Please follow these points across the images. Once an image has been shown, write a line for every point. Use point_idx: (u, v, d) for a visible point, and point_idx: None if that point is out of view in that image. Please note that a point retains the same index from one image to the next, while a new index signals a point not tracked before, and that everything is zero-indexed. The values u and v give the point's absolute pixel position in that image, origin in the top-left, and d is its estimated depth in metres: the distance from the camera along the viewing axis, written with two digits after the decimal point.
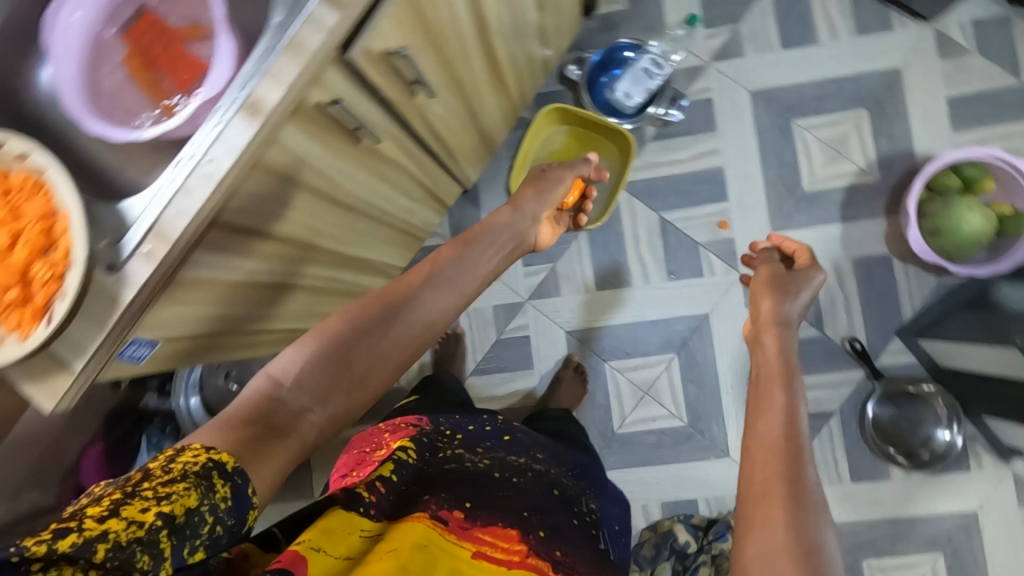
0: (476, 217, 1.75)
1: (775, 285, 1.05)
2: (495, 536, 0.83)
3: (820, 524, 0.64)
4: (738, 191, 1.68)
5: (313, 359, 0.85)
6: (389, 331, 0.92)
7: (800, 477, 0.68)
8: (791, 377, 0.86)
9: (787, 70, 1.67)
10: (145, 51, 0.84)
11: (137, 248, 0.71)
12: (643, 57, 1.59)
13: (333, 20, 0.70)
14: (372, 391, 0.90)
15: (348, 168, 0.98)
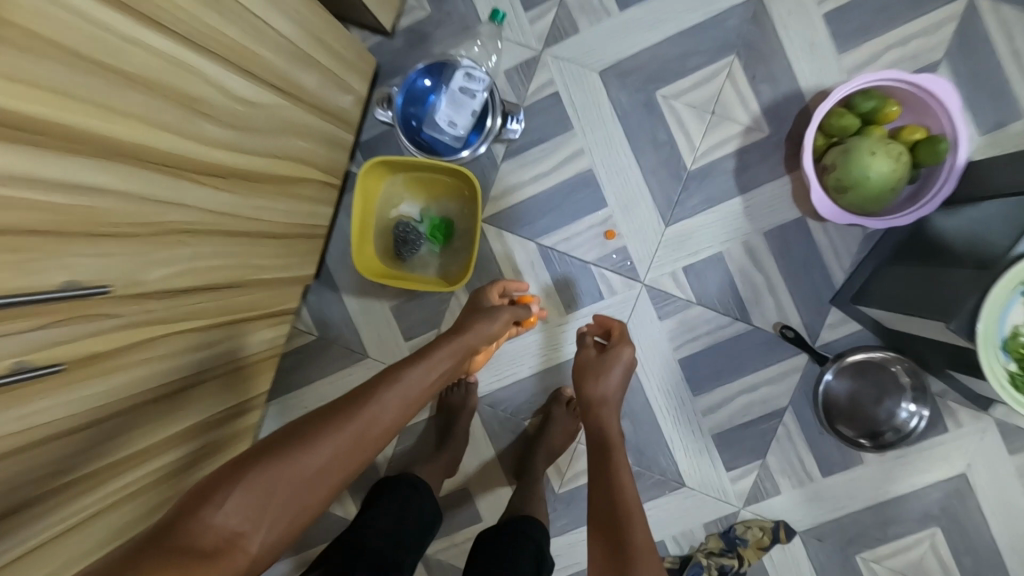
0: (337, 302, 1.51)
1: (589, 368, 1.16)
2: None
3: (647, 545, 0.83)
4: (617, 191, 1.42)
5: (250, 476, 0.70)
6: (339, 434, 0.78)
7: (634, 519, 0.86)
8: (613, 449, 1.01)
9: (632, 34, 1.39)
10: None
11: None
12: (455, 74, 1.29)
13: None
14: (310, 513, 0.75)
15: (47, 406, 0.74)
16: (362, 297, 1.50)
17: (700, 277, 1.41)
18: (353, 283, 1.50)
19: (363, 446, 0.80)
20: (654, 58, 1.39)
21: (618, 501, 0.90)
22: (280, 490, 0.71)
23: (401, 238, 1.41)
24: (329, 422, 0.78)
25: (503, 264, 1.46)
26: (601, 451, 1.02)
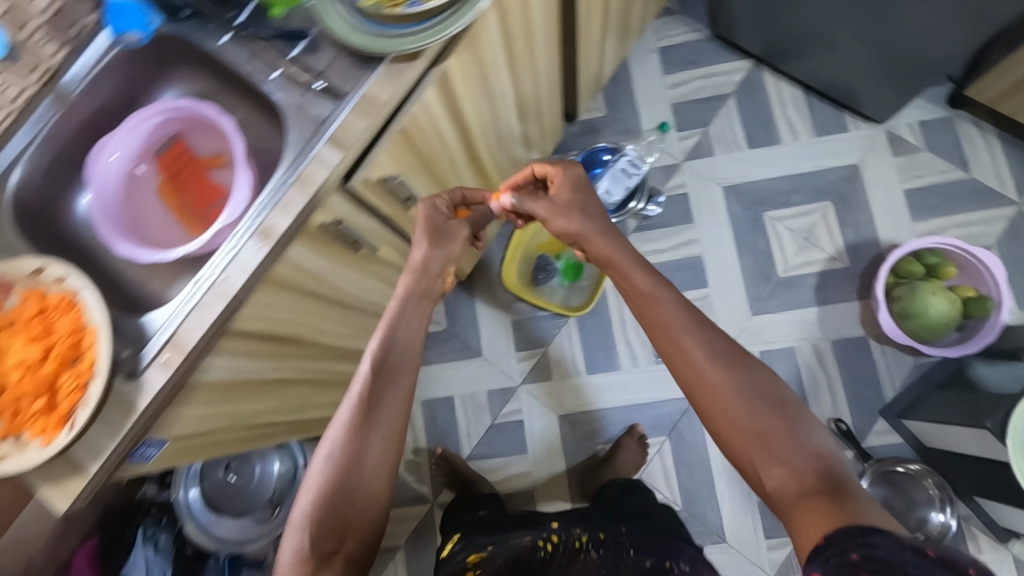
0: (470, 304, 1.84)
1: (555, 208, 1.01)
2: None
3: (809, 431, 0.83)
4: (718, 278, 1.76)
5: (310, 504, 0.79)
6: (356, 432, 0.82)
7: (774, 395, 0.85)
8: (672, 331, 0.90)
9: (755, 167, 1.81)
10: (177, 179, 0.95)
11: (154, 358, 0.79)
12: (621, 158, 1.71)
13: (338, 158, 0.81)
14: (378, 505, 0.82)
15: (349, 274, 1.05)
16: (492, 307, 1.83)
17: (772, 363, 1.70)
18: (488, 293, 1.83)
19: (376, 438, 0.83)
20: (769, 188, 1.80)
21: (730, 420, 0.84)
22: (341, 509, 0.79)
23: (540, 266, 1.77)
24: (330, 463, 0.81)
25: (614, 312, 1.78)
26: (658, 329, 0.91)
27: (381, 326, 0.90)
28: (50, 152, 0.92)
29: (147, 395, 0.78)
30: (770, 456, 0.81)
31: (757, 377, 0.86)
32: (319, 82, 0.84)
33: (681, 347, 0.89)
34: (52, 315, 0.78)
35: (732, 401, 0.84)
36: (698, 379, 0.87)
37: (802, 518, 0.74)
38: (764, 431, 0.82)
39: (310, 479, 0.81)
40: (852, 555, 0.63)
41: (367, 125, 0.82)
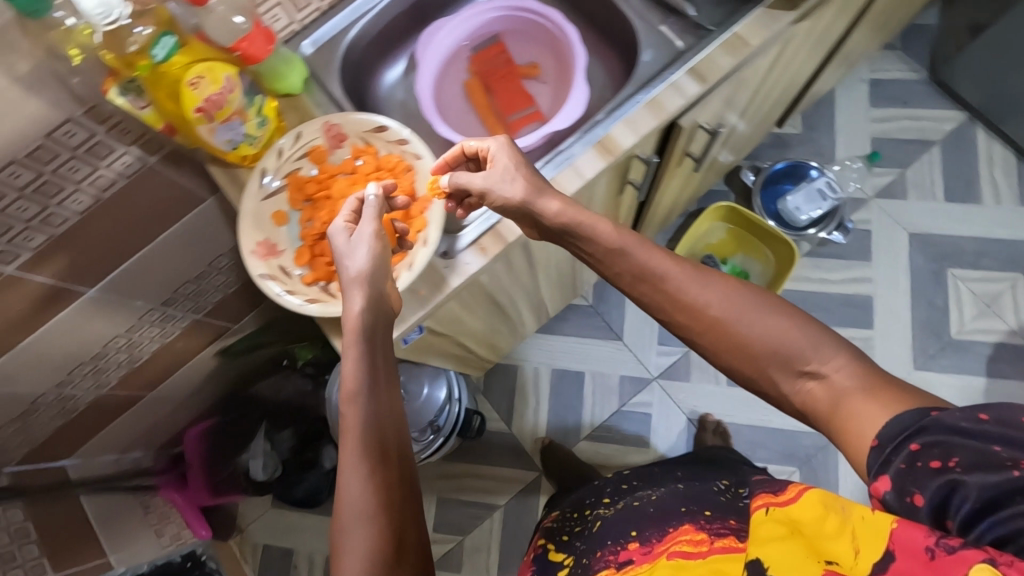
0: (620, 287, 1.80)
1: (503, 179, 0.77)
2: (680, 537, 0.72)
3: (757, 318, 0.69)
4: (886, 323, 1.69)
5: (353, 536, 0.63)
6: (377, 429, 0.68)
7: (733, 317, 0.70)
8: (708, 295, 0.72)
9: (947, 221, 1.74)
10: (486, 76, 0.94)
11: (472, 241, 0.78)
12: (820, 178, 1.67)
13: (696, 89, 0.78)
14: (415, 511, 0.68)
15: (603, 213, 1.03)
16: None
17: None
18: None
19: (387, 404, 0.70)
20: (958, 245, 1.72)
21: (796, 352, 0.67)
22: (394, 510, 0.65)
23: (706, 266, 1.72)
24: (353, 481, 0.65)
25: None
26: (705, 324, 0.71)
27: (355, 332, 0.68)
28: (376, 25, 0.91)
29: (458, 275, 0.76)
30: (790, 367, 0.68)
31: (679, 283, 0.73)
32: (692, 9, 0.81)
33: (671, 281, 0.73)
34: (388, 178, 0.79)
35: (742, 327, 0.69)
36: (682, 299, 0.73)
37: (845, 424, 0.63)
38: (776, 348, 0.68)
39: (359, 517, 0.63)
40: (931, 462, 0.54)
41: (730, 63, 0.78)
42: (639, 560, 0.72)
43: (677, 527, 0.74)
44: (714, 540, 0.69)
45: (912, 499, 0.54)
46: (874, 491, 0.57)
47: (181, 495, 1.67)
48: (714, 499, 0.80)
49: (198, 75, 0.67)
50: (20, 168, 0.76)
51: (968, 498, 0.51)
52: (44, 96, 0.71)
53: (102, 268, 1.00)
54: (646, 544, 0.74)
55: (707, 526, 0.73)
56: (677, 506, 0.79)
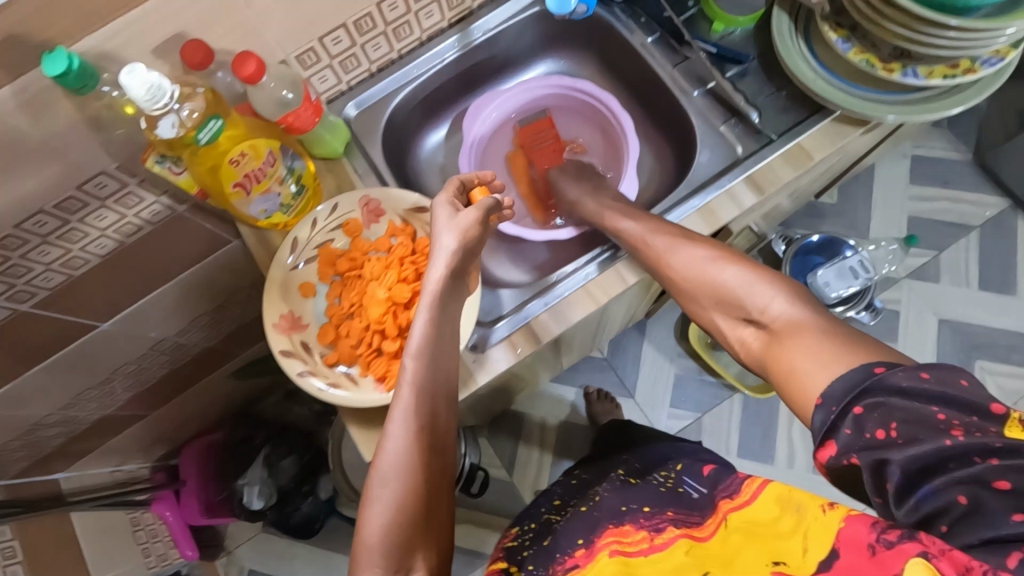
0: (636, 342, 1.75)
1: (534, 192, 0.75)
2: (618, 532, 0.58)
3: (712, 268, 0.67)
4: None
5: (397, 472, 0.57)
6: (424, 393, 0.60)
7: (712, 281, 0.66)
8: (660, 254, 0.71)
9: (981, 311, 1.68)
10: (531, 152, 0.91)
11: (504, 337, 0.74)
12: (853, 255, 1.58)
13: (752, 201, 0.75)
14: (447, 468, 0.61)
15: (636, 298, 0.97)
16: (657, 352, 1.72)
17: None
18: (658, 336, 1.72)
19: (440, 369, 0.63)
20: (989, 338, 1.66)
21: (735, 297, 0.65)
22: (426, 477, 0.58)
23: None
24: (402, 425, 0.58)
25: (785, 406, 1.65)
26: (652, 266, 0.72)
27: (433, 299, 0.62)
28: (422, 89, 0.88)
29: (486, 372, 0.73)
30: (736, 312, 0.64)
31: (659, 251, 0.71)
32: (755, 115, 0.76)
33: (658, 247, 0.72)
34: (425, 262, 0.75)
35: (712, 283, 0.67)
36: (663, 260, 0.71)
37: (780, 365, 0.57)
38: (738, 301, 0.65)
39: (389, 477, 0.57)
40: (874, 431, 0.45)
41: (791, 177, 0.75)
42: (584, 564, 0.57)
43: (616, 525, 0.59)
44: (654, 536, 0.56)
45: (848, 463, 0.46)
46: (817, 455, 0.49)
47: (172, 512, 1.51)
48: (654, 492, 0.65)
49: (242, 152, 0.64)
50: (47, 217, 0.74)
51: (896, 469, 0.43)
52: (79, 152, 0.68)
53: (119, 305, 0.97)
54: (592, 544, 0.59)
55: (646, 522, 0.58)
56: (618, 504, 0.63)
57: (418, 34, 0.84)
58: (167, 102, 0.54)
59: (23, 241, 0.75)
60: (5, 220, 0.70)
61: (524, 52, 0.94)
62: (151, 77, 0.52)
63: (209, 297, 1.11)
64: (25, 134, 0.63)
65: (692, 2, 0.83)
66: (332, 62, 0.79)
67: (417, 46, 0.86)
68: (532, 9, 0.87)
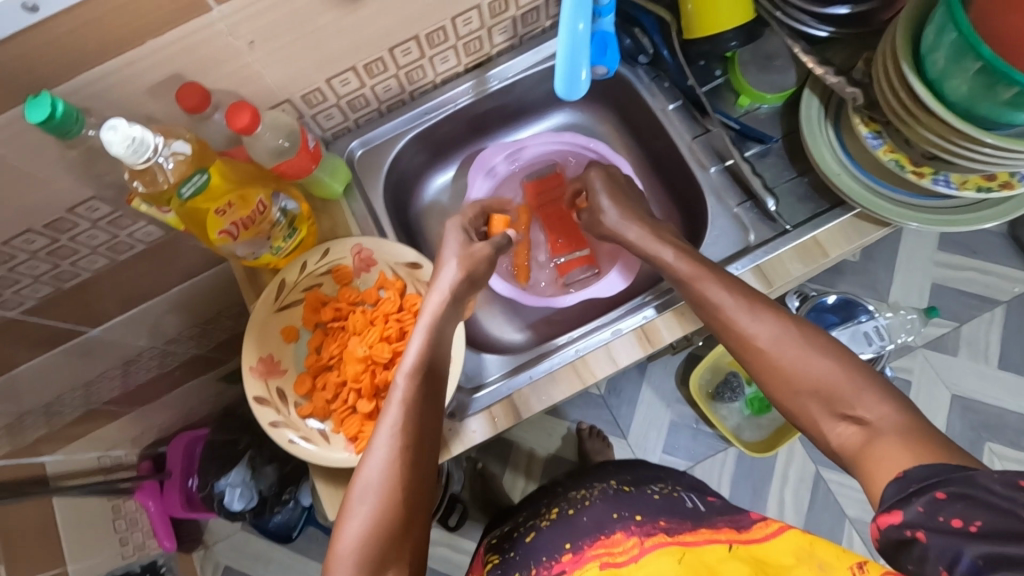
0: (635, 382, 1.71)
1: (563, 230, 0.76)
2: (606, 542, 0.65)
3: (798, 347, 0.60)
4: None
5: (384, 475, 0.55)
6: (410, 407, 0.59)
7: (775, 353, 0.60)
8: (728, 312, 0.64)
9: (995, 390, 1.61)
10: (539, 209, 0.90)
11: (484, 408, 0.71)
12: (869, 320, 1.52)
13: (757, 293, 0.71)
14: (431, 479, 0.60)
15: None
16: (656, 395, 1.67)
17: None
18: (658, 380, 1.66)
19: (429, 385, 0.62)
20: (1000, 419, 1.59)
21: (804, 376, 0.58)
22: (407, 492, 0.55)
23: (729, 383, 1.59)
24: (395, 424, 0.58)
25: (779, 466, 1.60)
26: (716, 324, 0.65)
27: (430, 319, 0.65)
28: (431, 130, 0.86)
29: (461, 444, 0.70)
30: (831, 407, 0.57)
31: (732, 312, 0.63)
32: (772, 201, 0.73)
33: (726, 305, 0.64)
34: (410, 321, 0.73)
35: (778, 355, 0.60)
36: (728, 322, 0.64)
37: (869, 471, 0.52)
38: (815, 382, 0.58)
39: (369, 491, 0.55)
40: (952, 519, 0.44)
41: (802, 272, 0.71)
42: (570, 571, 0.64)
43: (609, 534, 0.66)
44: (645, 541, 0.64)
45: (913, 537, 0.45)
46: (877, 520, 0.47)
47: (155, 501, 1.56)
48: (647, 500, 0.73)
49: (229, 202, 0.62)
50: (36, 236, 0.73)
51: (968, 556, 0.42)
52: (71, 177, 0.67)
53: (108, 314, 0.95)
54: (580, 552, 0.66)
55: (636, 530, 0.66)
56: (609, 512, 0.70)
57: (432, 77, 0.81)
58: (151, 156, 0.52)
59: (10, 256, 0.74)
60: None
61: (541, 100, 0.90)
62: (132, 130, 0.50)
63: (202, 308, 1.10)
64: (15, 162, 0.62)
65: (719, 72, 0.79)
66: (340, 102, 0.76)
67: (430, 88, 0.83)
68: (553, 60, 0.84)
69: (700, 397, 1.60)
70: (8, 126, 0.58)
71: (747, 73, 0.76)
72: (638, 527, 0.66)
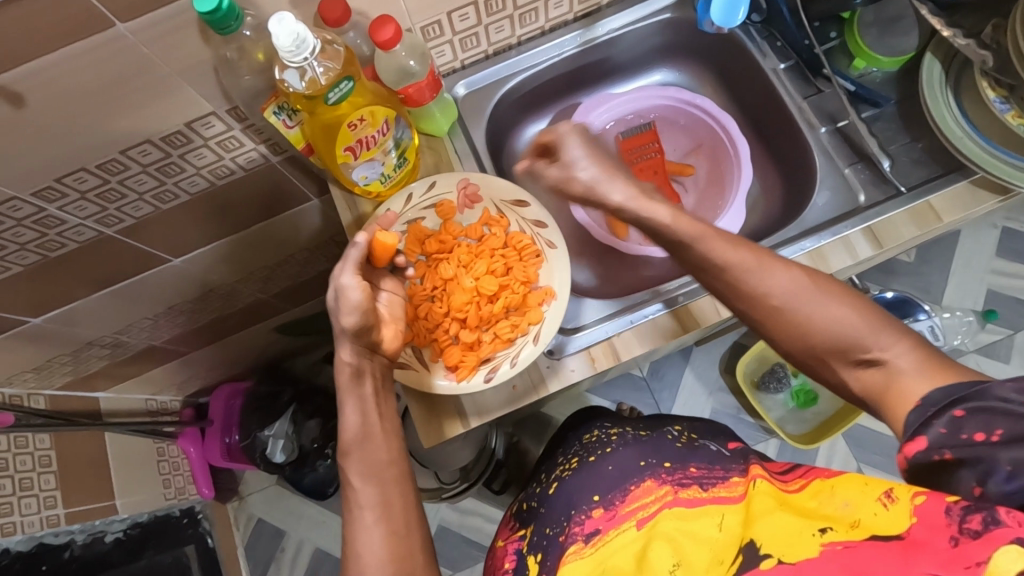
0: None
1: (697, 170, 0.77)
2: (640, 495, 0.62)
3: (820, 305, 0.56)
4: None
5: (361, 524, 0.54)
6: (374, 479, 0.56)
7: (800, 314, 0.56)
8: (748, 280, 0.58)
9: None
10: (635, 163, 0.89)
11: (583, 348, 0.72)
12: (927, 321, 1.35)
13: (867, 254, 0.70)
14: (400, 489, 0.56)
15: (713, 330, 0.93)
16: (698, 383, 1.46)
17: None
18: (703, 366, 1.46)
19: (386, 446, 0.58)
20: None
21: (827, 330, 0.56)
22: (403, 558, 0.53)
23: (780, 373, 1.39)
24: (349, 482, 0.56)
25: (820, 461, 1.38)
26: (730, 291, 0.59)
27: (347, 373, 0.59)
28: (533, 79, 0.86)
29: (559, 380, 0.71)
30: (846, 354, 0.56)
31: (748, 278, 0.57)
32: (887, 163, 0.73)
33: (731, 266, 0.58)
34: (514, 258, 0.73)
35: (801, 312, 0.56)
36: (742, 286, 0.58)
37: (893, 409, 0.53)
38: (833, 336, 0.55)
39: (364, 572, 0.52)
40: (974, 434, 0.46)
41: (914, 235, 0.70)
42: (606, 529, 0.62)
43: (638, 484, 0.63)
44: (678, 492, 0.61)
45: (942, 458, 0.48)
46: (904, 450, 0.50)
47: (197, 448, 1.46)
48: (671, 445, 0.68)
49: (361, 117, 0.64)
50: (151, 148, 0.73)
51: (1001, 468, 0.45)
52: (198, 88, 0.67)
53: (193, 243, 0.95)
54: (612, 508, 0.63)
55: (669, 478, 0.63)
56: (635, 460, 0.66)
57: (542, 23, 0.81)
58: (307, 56, 0.54)
59: (123, 167, 0.74)
60: (114, 144, 0.70)
61: (641, 57, 0.90)
62: (296, 27, 0.53)
63: (272, 254, 1.08)
64: (154, 65, 0.62)
65: (834, 34, 0.79)
66: (454, 38, 0.76)
67: (538, 35, 0.83)
68: (663, 15, 0.84)
69: (745, 386, 1.37)
70: (154, 24, 0.58)
71: (866, 35, 0.77)
72: (668, 480, 0.62)
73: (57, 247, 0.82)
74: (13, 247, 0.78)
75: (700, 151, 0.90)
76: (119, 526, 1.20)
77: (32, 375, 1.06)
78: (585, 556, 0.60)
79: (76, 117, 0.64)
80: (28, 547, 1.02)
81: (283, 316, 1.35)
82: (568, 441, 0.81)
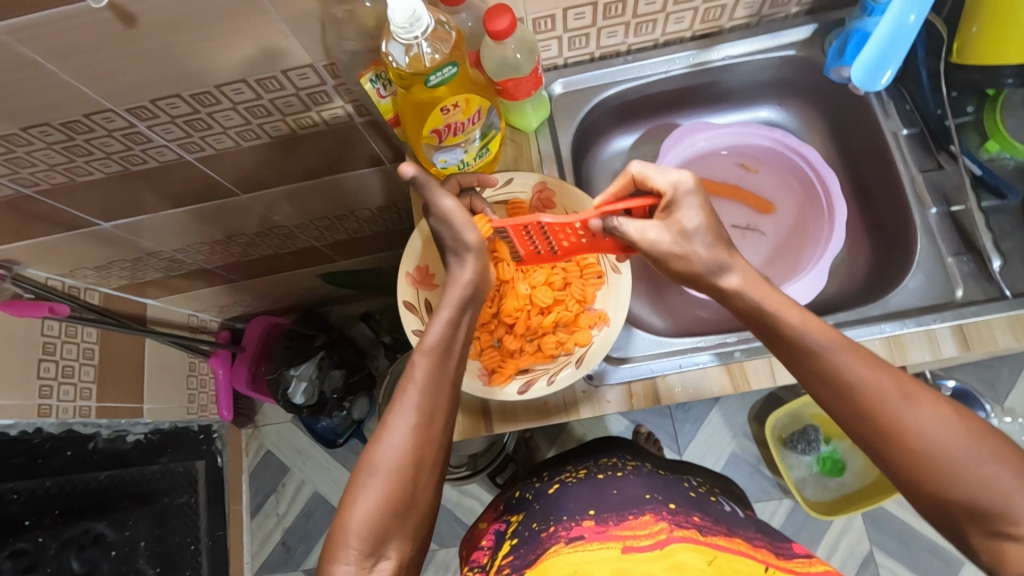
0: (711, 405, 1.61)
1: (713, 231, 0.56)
2: (631, 525, 0.58)
3: (966, 455, 0.45)
4: None
5: (394, 440, 0.53)
6: (433, 388, 0.56)
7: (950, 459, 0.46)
8: (881, 415, 0.48)
9: None
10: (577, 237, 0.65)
11: (624, 381, 0.70)
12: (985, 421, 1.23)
13: (952, 353, 0.64)
14: (437, 428, 0.55)
15: None
16: (724, 424, 1.41)
17: None
18: (733, 408, 1.41)
19: (456, 367, 0.59)
20: None
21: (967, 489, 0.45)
22: (420, 471, 0.53)
23: (807, 438, 1.30)
24: (401, 391, 0.55)
25: (832, 532, 1.32)
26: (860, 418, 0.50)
27: (455, 296, 0.60)
28: (632, 92, 0.82)
29: (593, 409, 0.69)
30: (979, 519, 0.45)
31: (893, 411, 0.48)
32: (996, 262, 0.68)
33: (859, 382, 0.49)
34: (574, 273, 0.72)
35: (951, 469, 0.45)
36: (865, 405, 0.49)
37: None
38: (976, 504, 0.45)
39: (383, 465, 0.52)
40: None
41: (1009, 344, 0.63)
42: (590, 538, 0.57)
43: (636, 516, 0.59)
44: (673, 530, 0.56)
45: None
46: None
47: (224, 370, 1.49)
48: (683, 491, 0.65)
49: (455, 103, 0.62)
50: (244, 88, 0.73)
51: None
52: (301, 40, 0.67)
53: (264, 183, 0.96)
54: (603, 526, 0.59)
55: (668, 516, 0.58)
56: (642, 491, 0.64)
57: (657, 35, 0.77)
58: (418, 35, 0.53)
59: (214, 102, 0.75)
60: (210, 77, 0.70)
61: (752, 88, 0.85)
62: (413, 4, 0.52)
63: (336, 206, 1.08)
64: (265, 10, 0.62)
65: (972, 108, 0.74)
66: (563, 35, 0.73)
67: (649, 47, 0.79)
68: (787, 51, 0.79)
69: (771, 440, 1.31)
70: None
71: (1008, 118, 0.71)
72: (672, 513, 0.59)
73: (139, 162, 0.84)
74: (98, 154, 0.81)
75: (761, 170, 0.87)
76: (141, 428, 1.24)
77: (92, 272, 1.10)
78: (558, 553, 0.56)
79: (182, 47, 0.65)
80: (59, 431, 1.06)
81: (332, 267, 1.36)
82: (589, 458, 0.81)
